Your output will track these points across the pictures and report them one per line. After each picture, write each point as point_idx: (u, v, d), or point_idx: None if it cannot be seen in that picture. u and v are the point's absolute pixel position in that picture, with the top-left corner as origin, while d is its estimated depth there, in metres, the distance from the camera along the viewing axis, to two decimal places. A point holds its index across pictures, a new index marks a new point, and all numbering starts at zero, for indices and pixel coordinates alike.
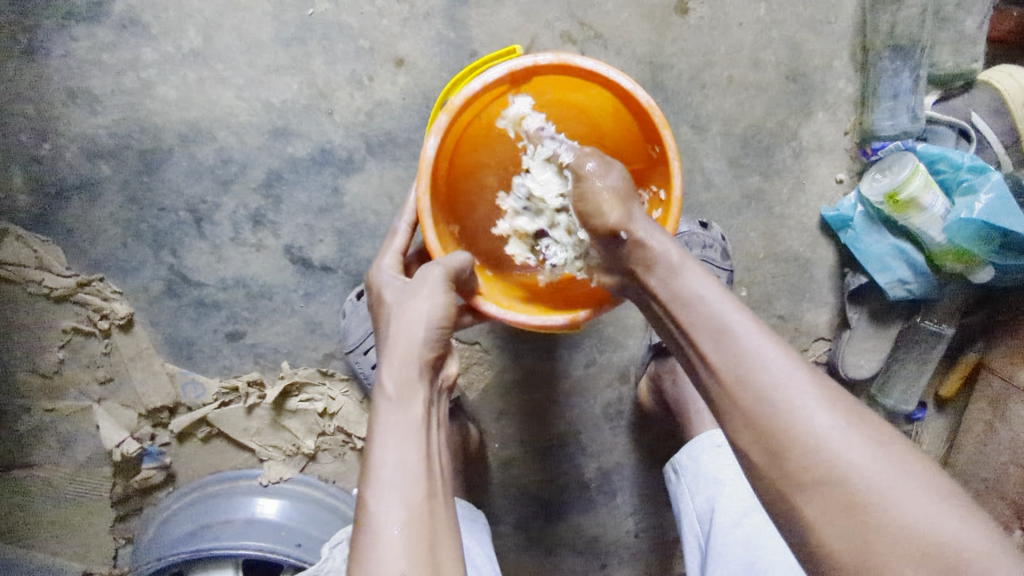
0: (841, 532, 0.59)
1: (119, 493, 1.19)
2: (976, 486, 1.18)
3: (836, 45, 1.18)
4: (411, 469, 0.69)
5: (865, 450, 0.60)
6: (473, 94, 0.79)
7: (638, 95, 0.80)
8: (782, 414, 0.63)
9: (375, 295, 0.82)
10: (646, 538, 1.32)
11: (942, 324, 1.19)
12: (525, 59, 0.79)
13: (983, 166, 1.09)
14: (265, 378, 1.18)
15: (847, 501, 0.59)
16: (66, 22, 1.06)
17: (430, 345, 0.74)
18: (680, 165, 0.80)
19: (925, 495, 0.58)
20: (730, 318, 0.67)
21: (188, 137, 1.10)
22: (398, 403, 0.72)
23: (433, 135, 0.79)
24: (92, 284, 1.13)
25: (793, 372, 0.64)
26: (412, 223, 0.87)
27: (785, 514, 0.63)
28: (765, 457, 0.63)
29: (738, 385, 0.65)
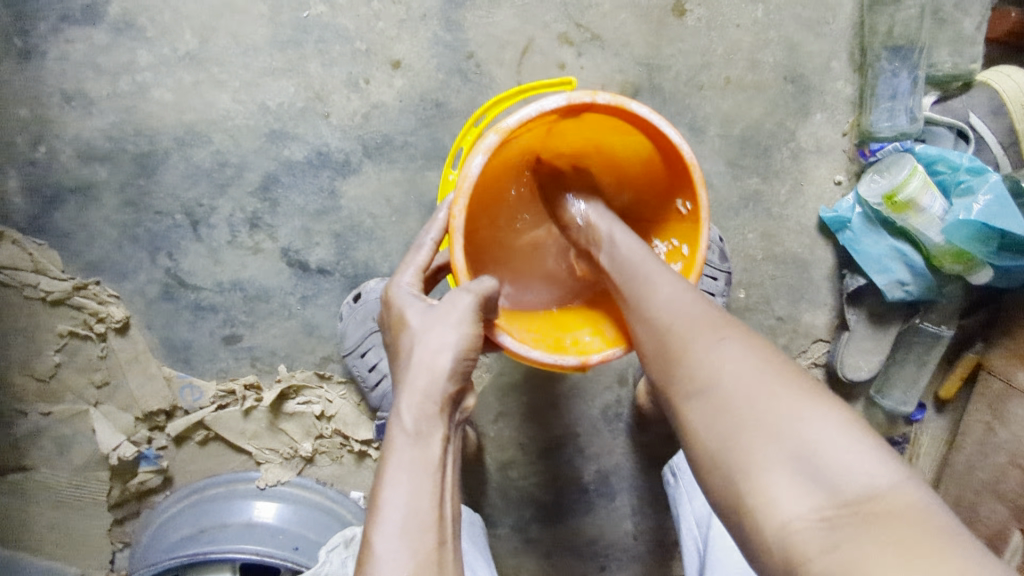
0: (715, 434, 0.62)
1: (116, 496, 1.18)
2: (975, 486, 1.17)
3: (834, 46, 1.18)
4: (424, 512, 0.64)
5: (743, 360, 0.63)
6: (528, 118, 0.76)
7: (683, 150, 0.79)
8: (676, 336, 0.68)
9: (392, 315, 0.78)
10: (645, 540, 1.32)
11: (942, 325, 1.21)
12: (585, 94, 0.76)
13: (982, 166, 1.09)
14: (262, 381, 1.17)
15: (720, 405, 0.62)
16: (61, 26, 1.06)
17: (453, 377, 0.72)
18: (709, 227, 0.81)
19: (792, 399, 0.59)
20: (649, 270, 0.76)
21: (184, 140, 1.09)
22: (415, 438, 0.68)
23: (480, 153, 0.76)
24: (88, 287, 1.13)
25: (689, 301, 0.70)
26: (438, 240, 0.80)
27: (679, 427, 0.66)
28: (664, 375, 0.69)
29: (647, 324, 0.73)
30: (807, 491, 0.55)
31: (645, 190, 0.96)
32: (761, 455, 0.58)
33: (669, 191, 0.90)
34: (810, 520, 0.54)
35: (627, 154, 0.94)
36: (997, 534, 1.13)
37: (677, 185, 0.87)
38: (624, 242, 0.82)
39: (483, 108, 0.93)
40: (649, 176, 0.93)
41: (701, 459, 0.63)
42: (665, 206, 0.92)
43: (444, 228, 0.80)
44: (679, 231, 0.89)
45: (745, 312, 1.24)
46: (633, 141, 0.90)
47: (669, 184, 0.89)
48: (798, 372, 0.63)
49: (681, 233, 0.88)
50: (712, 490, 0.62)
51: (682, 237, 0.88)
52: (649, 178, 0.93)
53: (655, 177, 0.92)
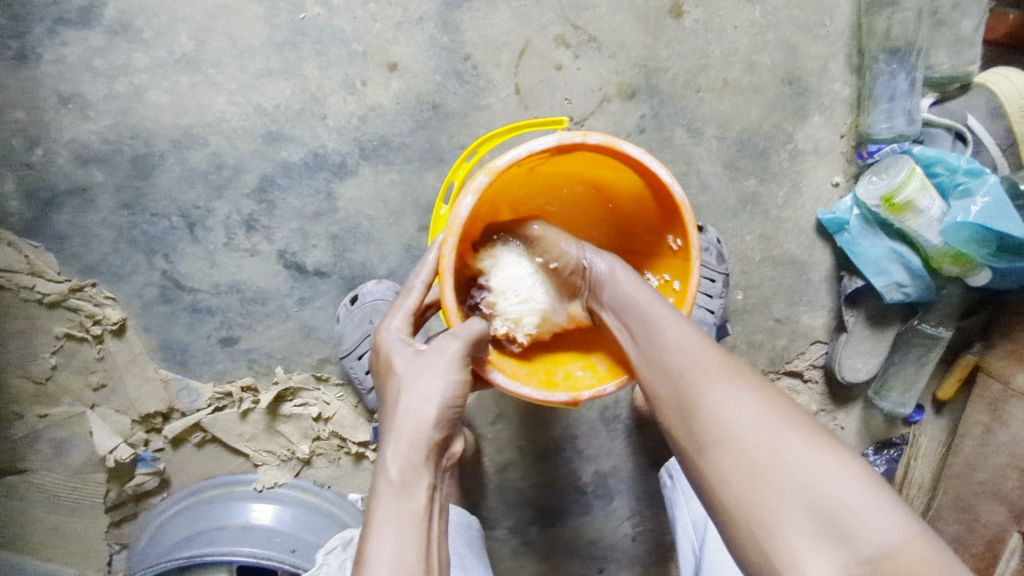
0: (733, 489, 0.59)
1: (113, 499, 1.18)
2: (974, 488, 1.17)
3: (831, 47, 1.17)
4: (411, 565, 0.62)
5: (758, 412, 0.62)
6: (517, 159, 0.77)
7: (673, 189, 0.80)
8: (687, 384, 0.67)
9: (381, 360, 0.78)
10: (644, 541, 1.32)
11: (939, 327, 1.20)
12: (575, 134, 0.77)
13: (979, 169, 1.09)
14: (259, 383, 1.17)
15: (735, 459, 0.60)
16: (57, 28, 1.06)
17: (439, 424, 0.71)
18: (700, 265, 0.82)
19: (807, 453, 0.58)
20: (657, 311, 0.74)
21: (181, 142, 1.09)
22: (401, 489, 0.67)
23: (470, 194, 0.77)
24: (85, 289, 1.13)
25: (699, 349, 0.69)
26: (429, 282, 0.80)
27: (694, 479, 0.64)
28: (678, 425, 0.66)
29: (659, 370, 0.71)
30: (831, 552, 0.54)
31: (637, 226, 0.96)
32: (779, 511, 0.56)
33: (662, 227, 0.90)
34: None
35: (619, 190, 0.94)
36: (997, 536, 1.13)
37: (669, 221, 0.88)
38: (624, 279, 0.80)
39: (472, 146, 0.92)
40: (641, 212, 0.94)
41: (718, 514, 0.61)
42: (656, 240, 0.93)
43: (433, 270, 0.80)
44: (670, 267, 0.90)
45: (743, 314, 1.24)
46: (624, 178, 0.91)
47: (660, 219, 0.90)
48: (814, 425, 0.61)
49: (671, 268, 0.89)
50: (732, 549, 0.60)
51: (673, 271, 0.89)
52: (641, 214, 0.94)
53: (646, 213, 0.93)
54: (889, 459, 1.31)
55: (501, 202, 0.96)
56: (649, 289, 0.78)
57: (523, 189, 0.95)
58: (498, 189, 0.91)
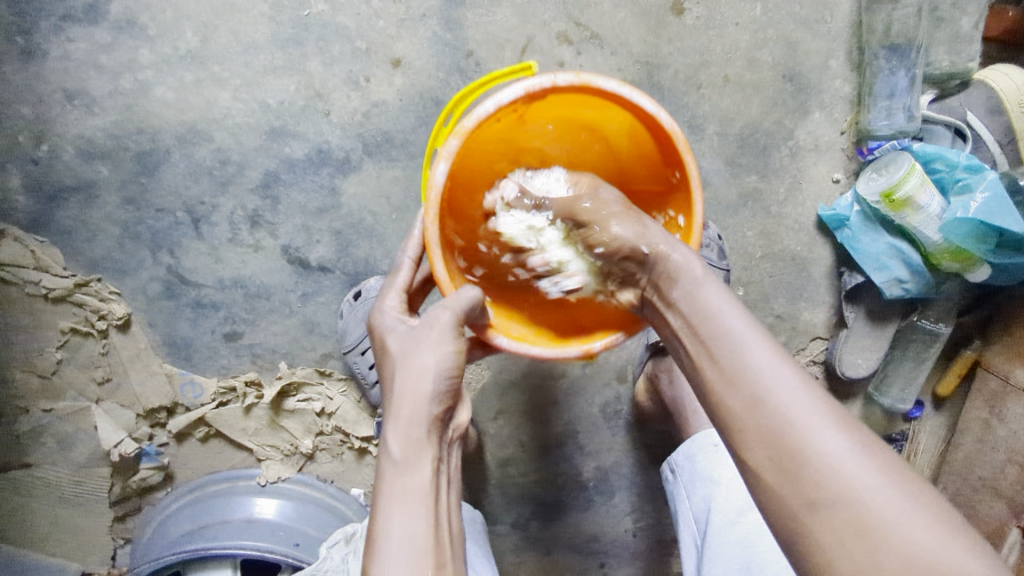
0: (856, 558, 0.55)
1: (117, 493, 1.19)
2: (973, 483, 1.18)
3: (831, 45, 1.18)
4: (418, 540, 0.66)
5: (880, 472, 0.57)
6: (486, 115, 0.75)
7: (661, 119, 0.78)
8: (798, 433, 0.59)
9: (378, 338, 0.79)
10: (644, 537, 1.32)
11: (939, 323, 1.21)
12: (543, 79, 0.75)
13: (980, 165, 1.10)
14: (263, 378, 1.18)
15: (862, 527, 0.56)
16: (63, 24, 1.07)
17: (437, 399, 0.71)
18: (702, 196, 0.80)
19: (933, 523, 0.55)
20: (744, 333, 0.65)
21: (186, 138, 1.10)
22: (404, 468, 0.69)
23: (444, 160, 0.75)
24: (90, 284, 1.13)
25: (804, 388, 0.61)
26: (416, 258, 0.83)
27: (791, 534, 0.59)
28: (774, 471, 0.60)
29: (750, 405, 0.62)
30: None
31: (634, 167, 0.93)
32: None
33: (659, 159, 0.87)
34: None
35: (613, 131, 0.90)
36: (995, 532, 1.14)
37: (665, 155, 0.85)
38: (707, 292, 0.69)
39: (448, 108, 0.84)
40: (638, 151, 0.90)
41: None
42: (658, 176, 0.90)
43: (419, 246, 0.83)
44: (675, 203, 0.88)
45: None
46: (612, 118, 0.88)
47: (658, 156, 0.87)
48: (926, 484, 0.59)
49: (676, 205, 0.87)
50: None
51: (676, 207, 0.87)
52: (637, 153, 0.91)
53: (641, 151, 0.90)
54: None
55: (488, 159, 0.92)
56: (730, 302, 0.68)
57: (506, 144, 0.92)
58: (479, 149, 0.88)
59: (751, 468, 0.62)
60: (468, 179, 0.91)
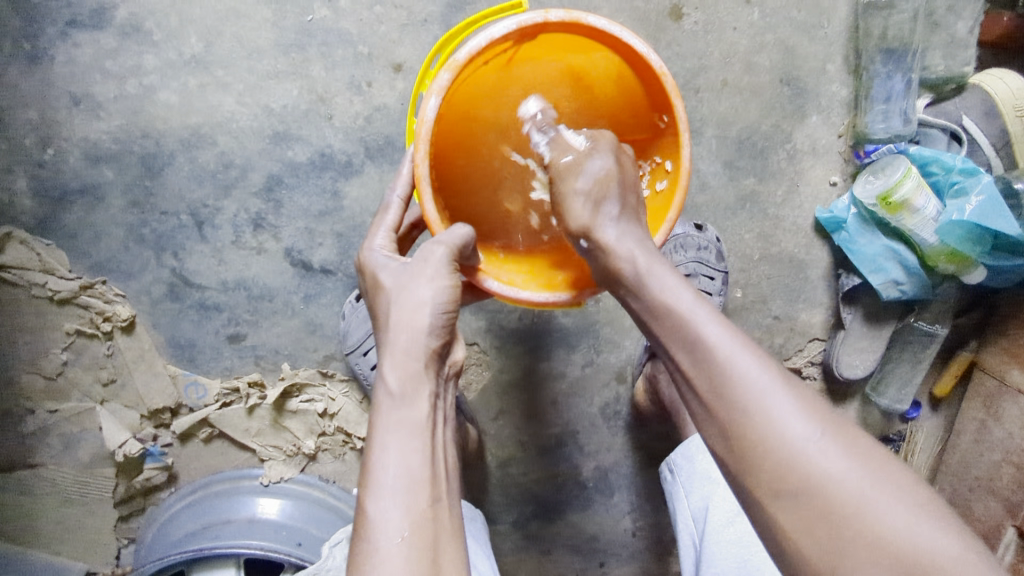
0: (817, 543, 0.58)
1: (122, 493, 1.20)
2: (968, 483, 1.19)
3: (828, 49, 1.19)
4: (415, 471, 0.66)
5: (841, 455, 0.60)
6: (478, 48, 0.75)
7: (650, 59, 0.79)
8: (760, 428, 0.61)
9: (370, 277, 0.79)
10: (643, 536, 1.34)
11: (936, 324, 1.23)
12: (536, 15, 0.75)
13: (974, 168, 1.11)
14: (266, 379, 1.19)
15: (825, 515, 0.58)
16: (69, 30, 1.08)
17: (435, 332, 0.72)
18: (690, 138, 0.81)
19: (896, 505, 0.58)
20: (705, 327, 0.66)
21: (189, 142, 1.11)
22: (401, 400, 0.69)
23: (433, 94, 0.75)
24: (95, 286, 1.15)
25: (764, 380, 0.63)
26: (406, 196, 0.83)
27: (758, 521, 0.62)
28: (738, 463, 0.63)
29: (712, 400, 0.64)
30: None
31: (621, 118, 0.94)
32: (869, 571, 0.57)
33: (646, 105, 0.88)
34: None
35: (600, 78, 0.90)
36: (991, 531, 1.14)
37: (652, 98, 0.86)
38: (661, 281, 0.70)
39: (433, 47, 0.83)
40: (626, 97, 0.90)
41: (793, 561, 0.60)
42: (644, 124, 0.90)
43: (409, 184, 0.82)
44: (662, 148, 0.88)
45: (741, 311, 1.27)
46: (600, 61, 0.88)
47: (646, 100, 0.87)
48: (892, 464, 0.61)
49: (664, 150, 0.87)
50: None
51: (664, 153, 0.87)
52: (622, 100, 0.91)
53: (628, 97, 0.89)
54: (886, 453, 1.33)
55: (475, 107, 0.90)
56: (687, 288, 0.70)
57: (494, 89, 0.90)
58: (466, 93, 0.86)
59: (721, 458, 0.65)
60: (457, 124, 0.88)
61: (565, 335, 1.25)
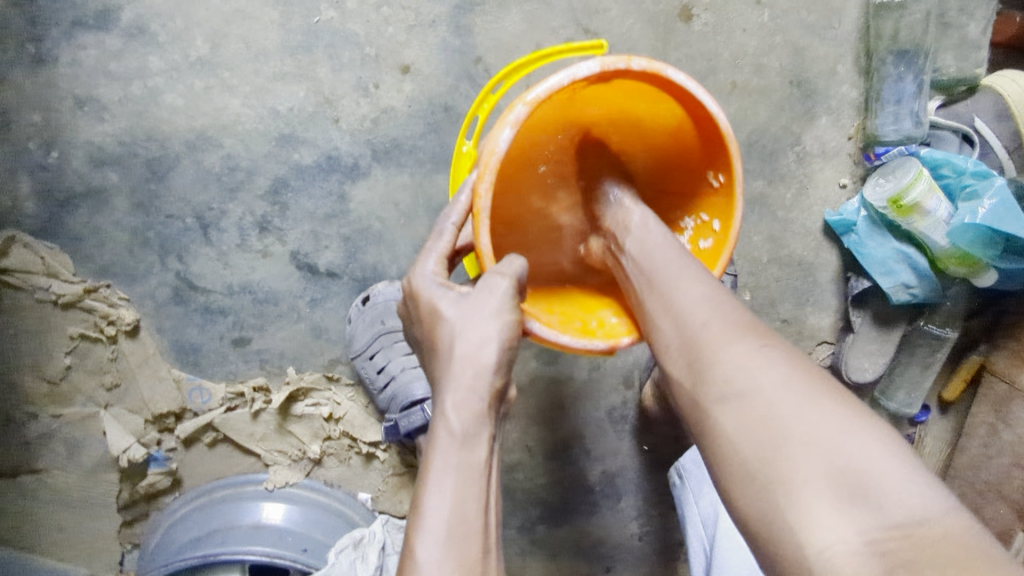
0: (747, 442, 0.59)
1: (126, 498, 1.19)
2: (978, 488, 1.18)
3: (839, 51, 1.19)
4: (470, 521, 0.65)
5: (781, 367, 0.61)
6: (558, 86, 0.72)
7: (719, 120, 0.76)
8: (710, 341, 0.66)
9: (424, 305, 0.74)
10: (650, 541, 1.33)
11: (945, 328, 1.22)
12: (620, 59, 0.71)
13: (987, 170, 1.10)
14: (271, 383, 1.18)
15: (761, 415, 0.59)
16: (73, 31, 1.07)
17: (499, 370, 0.70)
18: (743, 200, 0.80)
19: (831, 413, 0.57)
20: (675, 265, 0.74)
21: (195, 145, 1.10)
22: (461, 442, 0.68)
23: (508, 126, 0.72)
24: (99, 290, 1.13)
25: (721, 303, 0.69)
26: (460, 224, 0.76)
27: (706, 431, 0.63)
28: (691, 378, 0.66)
29: (674, 321, 0.70)
30: (853, 513, 0.53)
31: (669, 162, 0.95)
32: (799, 470, 0.56)
33: (701, 162, 0.87)
34: (855, 543, 0.52)
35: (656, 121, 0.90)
36: (1001, 535, 1.13)
37: (708, 155, 0.84)
38: (654, 234, 0.80)
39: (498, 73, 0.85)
40: (680, 145, 0.89)
41: (730, 472, 0.60)
42: (694, 178, 0.89)
43: (465, 212, 0.76)
44: (710, 206, 0.87)
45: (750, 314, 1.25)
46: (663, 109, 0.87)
47: (700, 153, 0.86)
48: (840, 390, 0.61)
49: (711, 208, 0.86)
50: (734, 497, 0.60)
51: (712, 212, 0.86)
52: (677, 148, 0.90)
53: (682, 146, 0.89)
54: None
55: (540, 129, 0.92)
56: (666, 243, 0.78)
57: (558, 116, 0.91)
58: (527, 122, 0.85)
59: (676, 383, 0.68)
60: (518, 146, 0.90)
61: None
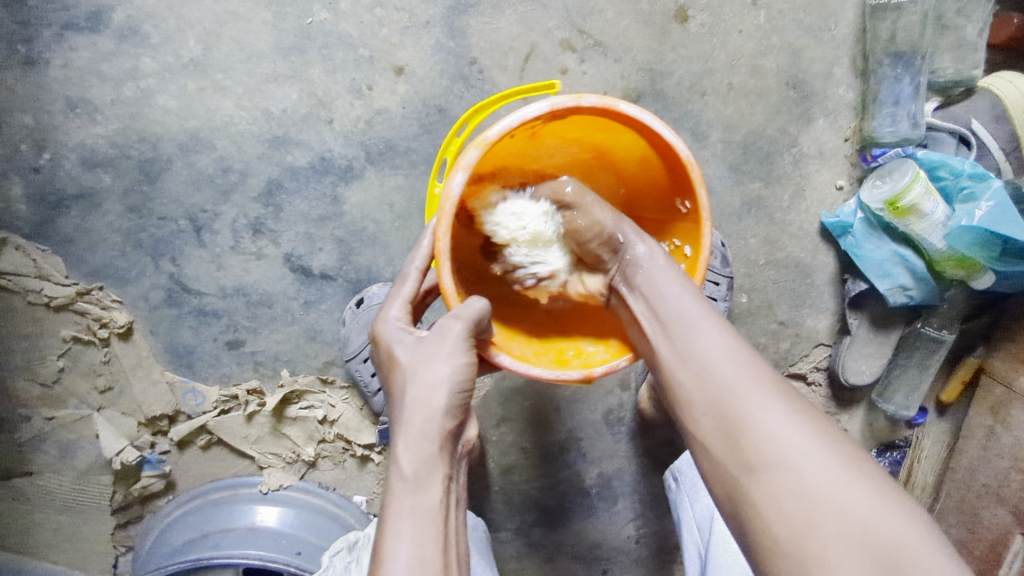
0: (782, 517, 0.60)
1: (119, 501, 1.19)
2: (976, 490, 1.17)
3: (835, 52, 1.18)
4: (427, 562, 0.63)
5: (818, 445, 0.61)
6: (508, 129, 0.73)
7: (678, 148, 0.76)
8: (741, 405, 0.65)
9: (384, 350, 0.77)
10: (647, 543, 1.32)
11: (943, 330, 1.22)
12: (568, 99, 0.73)
13: (983, 173, 1.09)
14: (264, 386, 1.17)
15: (797, 489, 0.60)
16: (66, 32, 1.06)
17: (451, 413, 0.70)
18: (712, 227, 0.78)
19: (865, 492, 0.59)
20: (698, 316, 0.72)
21: (188, 146, 1.10)
22: (415, 486, 0.67)
23: (461, 170, 0.74)
24: (91, 293, 1.13)
25: (747, 363, 0.67)
26: (424, 268, 0.81)
27: (737, 501, 0.64)
28: (720, 443, 0.65)
29: (699, 377, 0.68)
30: None
31: (639, 195, 0.93)
32: (837, 550, 0.56)
33: (668, 192, 0.86)
34: None
35: (620, 154, 0.90)
36: (998, 539, 1.13)
37: (675, 183, 0.84)
38: (666, 277, 0.74)
39: (462, 116, 0.84)
40: (647, 176, 0.89)
41: (762, 548, 0.61)
42: (665, 206, 0.88)
43: (427, 256, 0.81)
44: (681, 232, 0.86)
45: (747, 316, 1.25)
46: (626, 141, 0.86)
47: (666, 183, 0.86)
48: (868, 462, 0.62)
49: (682, 234, 0.85)
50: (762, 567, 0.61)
51: (683, 237, 0.85)
52: (646, 178, 0.89)
53: (649, 176, 0.88)
54: (891, 461, 1.32)
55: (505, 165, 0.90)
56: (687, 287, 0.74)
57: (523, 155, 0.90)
58: (491, 158, 0.85)
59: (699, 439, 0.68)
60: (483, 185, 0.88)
61: None
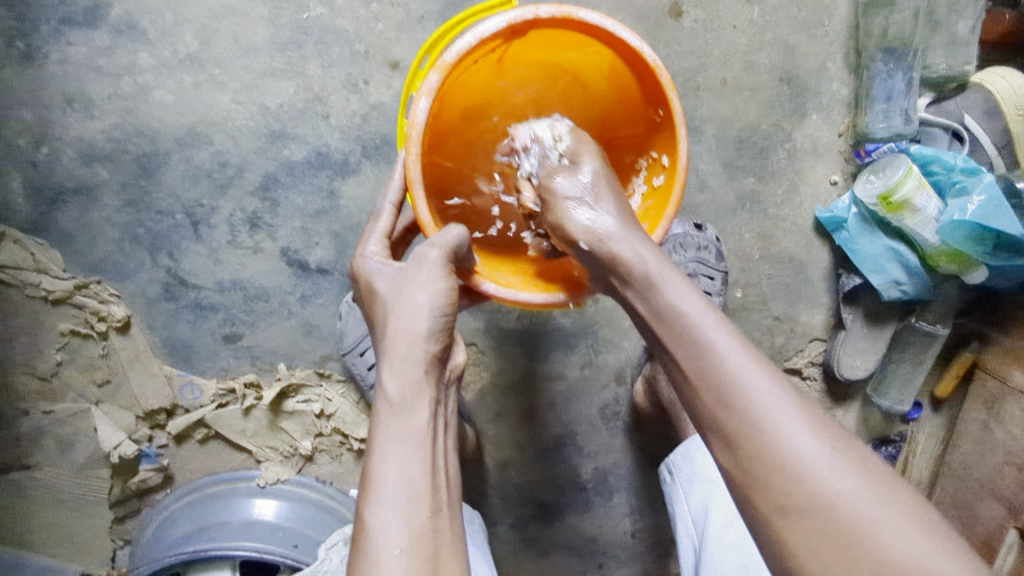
0: (822, 559, 0.58)
1: (117, 495, 1.19)
2: (970, 485, 1.18)
3: (828, 47, 1.19)
4: (415, 482, 0.66)
5: (855, 479, 0.59)
6: (467, 48, 0.74)
7: (644, 53, 0.77)
8: (771, 438, 0.61)
9: (365, 284, 0.80)
10: (643, 538, 1.33)
11: (937, 325, 1.21)
12: (525, 11, 0.74)
13: (976, 167, 1.09)
14: (262, 379, 1.18)
15: (836, 531, 0.57)
16: (63, 28, 1.07)
17: (434, 337, 0.71)
18: (686, 130, 0.79)
19: (907, 527, 0.57)
20: (711, 333, 0.66)
21: (185, 141, 1.10)
22: (400, 409, 0.69)
23: (423, 97, 0.74)
24: (89, 287, 1.14)
25: (772, 390, 0.62)
26: (397, 202, 0.85)
27: (764, 537, 0.61)
28: (746, 477, 0.62)
29: (722, 406, 0.63)
30: None
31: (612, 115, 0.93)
32: None
33: (640, 102, 0.87)
34: None
35: (589, 74, 0.89)
36: (993, 533, 1.13)
37: (647, 93, 0.84)
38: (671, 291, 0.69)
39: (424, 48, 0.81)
40: (616, 92, 0.89)
41: None
42: (642, 119, 0.88)
43: (399, 190, 0.84)
44: (658, 144, 0.87)
45: (741, 311, 1.26)
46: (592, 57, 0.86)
47: (638, 95, 0.86)
48: (904, 487, 0.60)
49: (660, 145, 0.87)
50: None
51: (661, 148, 0.86)
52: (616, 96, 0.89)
53: (621, 91, 0.88)
54: (887, 456, 1.31)
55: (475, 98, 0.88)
56: (696, 299, 0.69)
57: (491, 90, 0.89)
58: (458, 94, 0.84)
59: (726, 472, 0.64)
60: (455, 120, 0.88)
61: (563, 335, 1.24)
